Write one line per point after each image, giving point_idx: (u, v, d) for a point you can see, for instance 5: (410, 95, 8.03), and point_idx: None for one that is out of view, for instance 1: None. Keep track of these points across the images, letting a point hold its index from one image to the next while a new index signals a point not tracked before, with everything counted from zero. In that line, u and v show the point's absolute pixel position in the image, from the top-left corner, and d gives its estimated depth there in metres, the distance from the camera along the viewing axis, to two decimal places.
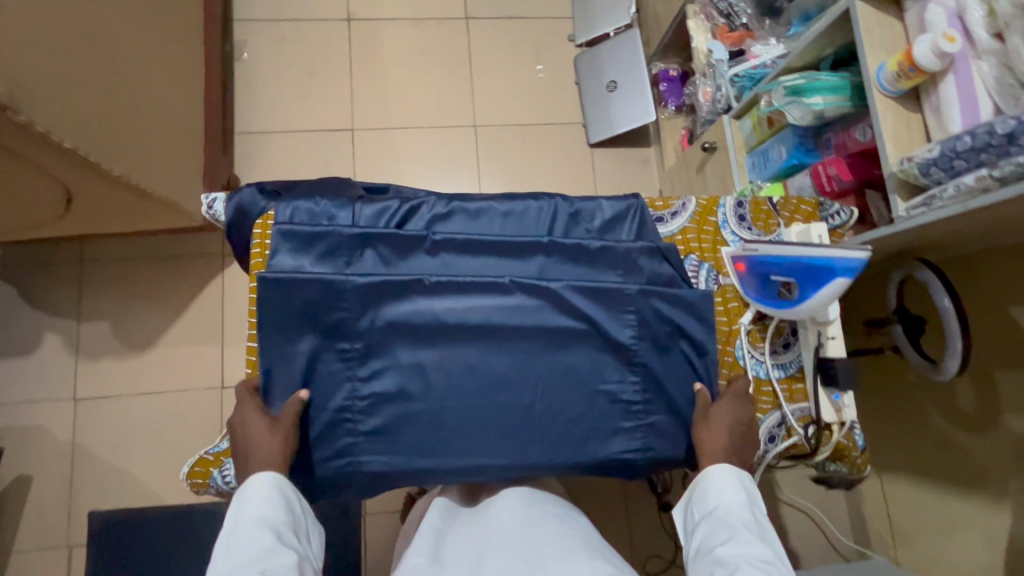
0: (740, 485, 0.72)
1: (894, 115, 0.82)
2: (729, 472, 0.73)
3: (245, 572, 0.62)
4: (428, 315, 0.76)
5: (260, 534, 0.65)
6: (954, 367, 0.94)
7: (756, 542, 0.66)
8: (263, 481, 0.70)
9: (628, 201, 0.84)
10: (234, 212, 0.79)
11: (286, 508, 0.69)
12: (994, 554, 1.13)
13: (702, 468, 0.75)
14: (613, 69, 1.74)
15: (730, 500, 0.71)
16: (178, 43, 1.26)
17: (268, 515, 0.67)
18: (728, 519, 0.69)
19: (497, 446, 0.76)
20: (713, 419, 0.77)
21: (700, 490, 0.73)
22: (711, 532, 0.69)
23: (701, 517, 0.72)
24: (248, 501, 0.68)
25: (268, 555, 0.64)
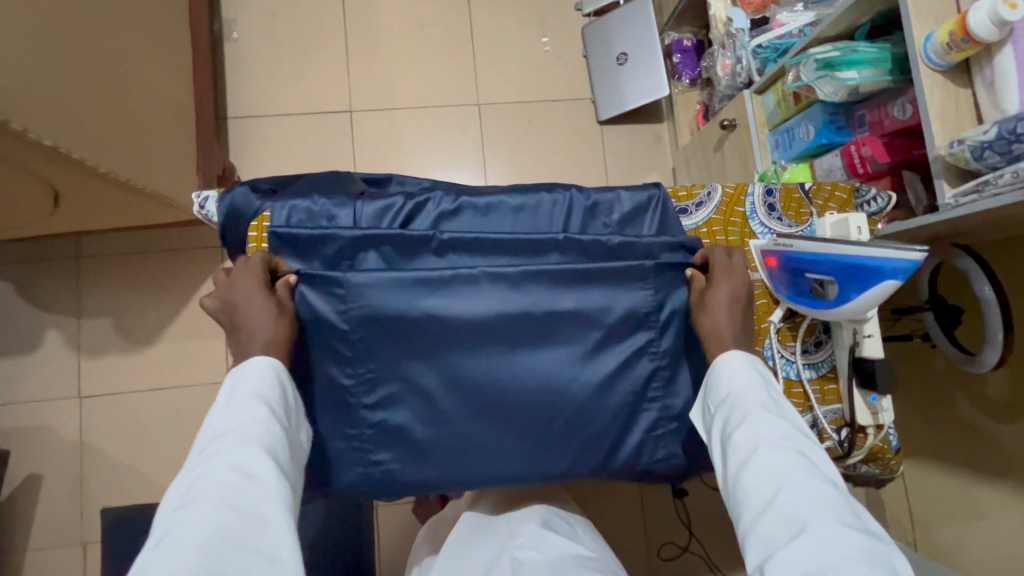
0: (749, 363, 0.68)
1: (942, 91, 0.75)
2: (737, 356, 0.69)
3: (235, 442, 0.57)
4: (440, 319, 0.71)
5: (253, 408, 0.60)
6: (993, 359, 0.89)
7: (776, 418, 0.62)
8: (256, 372, 0.64)
9: (649, 191, 0.78)
10: (226, 213, 0.74)
11: (282, 387, 0.64)
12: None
13: (712, 358, 0.71)
14: (623, 40, 1.63)
15: (745, 380, 0.67)
16: (162, 25, 1.19)
17: (266, 392, 0.62)
18: (744, 399, 0.65)
19: (509, 457, 0.72)
20: (711, 300, 0.72)
21: (714, 374, 0.69)
22: (730, 416, 0.65)
23: (716, 403, 0.68)
24: (246, 379, 0.63)
25: (262, 428, 0.59)
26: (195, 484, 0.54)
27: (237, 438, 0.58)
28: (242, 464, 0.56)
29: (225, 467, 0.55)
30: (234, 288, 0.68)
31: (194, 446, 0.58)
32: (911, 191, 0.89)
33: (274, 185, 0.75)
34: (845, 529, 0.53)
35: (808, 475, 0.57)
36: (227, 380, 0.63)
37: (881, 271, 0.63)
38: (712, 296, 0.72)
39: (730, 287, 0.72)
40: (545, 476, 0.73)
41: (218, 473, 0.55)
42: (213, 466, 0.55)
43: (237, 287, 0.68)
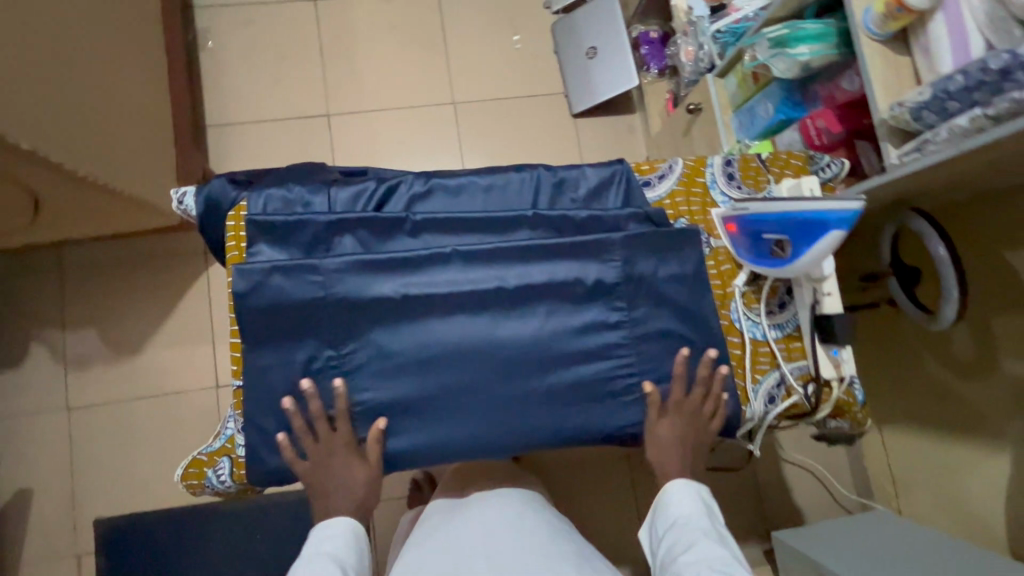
0: (695, 493, 0.78)
1: (882, 60, 0.79)
2: (684, 484, 0.79)
3: None
4: (417, 297, 0.74)
5: (329, 567, 0.70)
6: (951, 315, 0.93)
7: (717, 544, 0.71)
8: (337, 531, 0.75)
9: (613, 167, 0.81)
10: (204, 205, 0.76)
11: (360, 550, 0.75)
12: (1003, 497, 1.15)
13: (661, 484, 0.80)
14: (592, 34, 1.68)
15: (690, 510, 0.76)
16: (135, 33, 1.20)
17: (343, 556, 0.73)
18: (691, 527, 0.74)
19: (487, 428, 0.75)
20: (659, 437, 0.77)
21: (660, 505, 0.79)
22: (677, 542, 0.74)
23: (665, 530, 0.77)
24: (327, 538, 0.74)
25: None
26: None
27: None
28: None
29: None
30: (328, 451, 0.73)
31: None
32: (865, 158, 0.94)
33: (250, 176, 0.77)
34: None
35: None
36: (311, 535, 0.74)
37: (826, 224, 0.67)
38: (660, 433, 0.77)
39: (677, 425, 0.77)
40: (524, 443, 0.76)
41: None
42: None
43: (333, 450, 0.74)
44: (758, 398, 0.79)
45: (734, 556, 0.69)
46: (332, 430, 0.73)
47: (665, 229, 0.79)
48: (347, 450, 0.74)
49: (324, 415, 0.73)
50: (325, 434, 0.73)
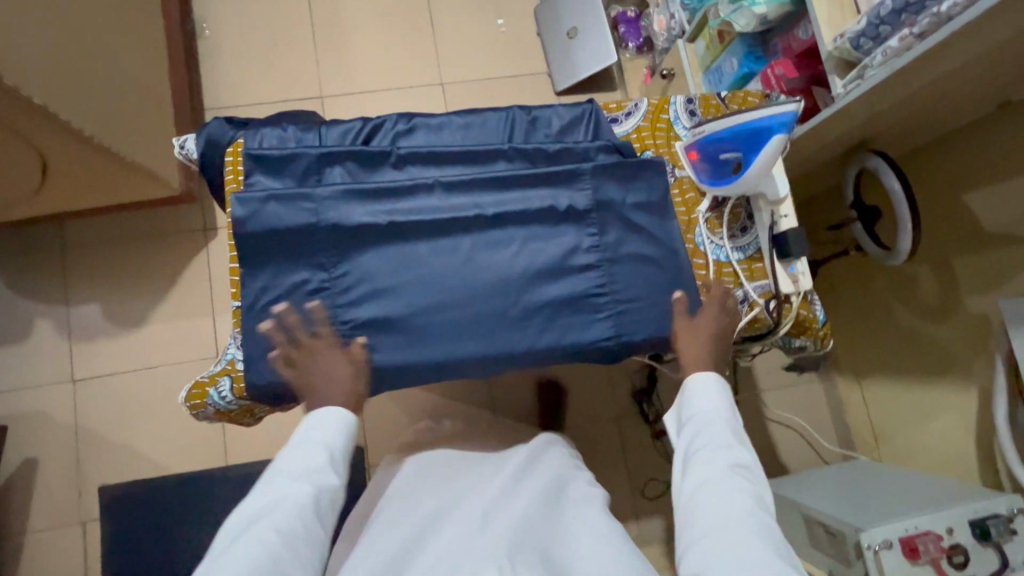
0: (723, 390, 0.80)
1: (827, 0, 0.86)
2: (713, 379, 0.80)
3: (300, 477, 0.73)
4: (403, 222, 0.80)
5: (313, 455, 0.75)
6: (907, 246, 1.00)
7: (740, 447, 0.74)
8: (326, 419, 0.78)
9: (583, 106, 0.88)
10: (204, 143, 0.82)
11: (349, 436, 0.79)
12: (977, 430, 1.19)
13: (689, 375, 0.82)
14: (572, 15, 1.76)
15: (715, 406, 0.78)
16: (134, 10, 1.27)
17: (331, 442, 0.77)
18: (714, 424, 0.76)
19: (470, 343, 0.80)
20: (698, 323, 0.82)
21: (689, 394, 0.81)
22: (698, 435, 0.77)
23: (688, 419, 0.79)
24: (314, 425, 0.77)
25: (319, 473, 0.74)
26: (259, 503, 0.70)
27: (293, 476, 0.73)
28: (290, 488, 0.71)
29: (278, 491, 0.71)
30: (326, 352, 0.77)
31: (268, 470, 0.75)
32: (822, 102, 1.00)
33: (246, 118, 0.83)
34: (764, 544, 0.64)
35: (749, 498, 0.69)
36: (304, 420, 0.78)
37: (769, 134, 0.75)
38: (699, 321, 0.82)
39: (715, 317, 0.82)
40: (506, 358, 0.81)
41: (280, 496, 0.71)
42: (279, 492, 0.71)
43: (333, 352, 0.78)
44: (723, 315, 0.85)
45: (751, 462, 0.74)
46: (321, 334, 0.78)
47: (631, 158, 0.85)
48: (334, 350, 0.78)
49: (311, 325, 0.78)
50: (314, 340, 0.77)
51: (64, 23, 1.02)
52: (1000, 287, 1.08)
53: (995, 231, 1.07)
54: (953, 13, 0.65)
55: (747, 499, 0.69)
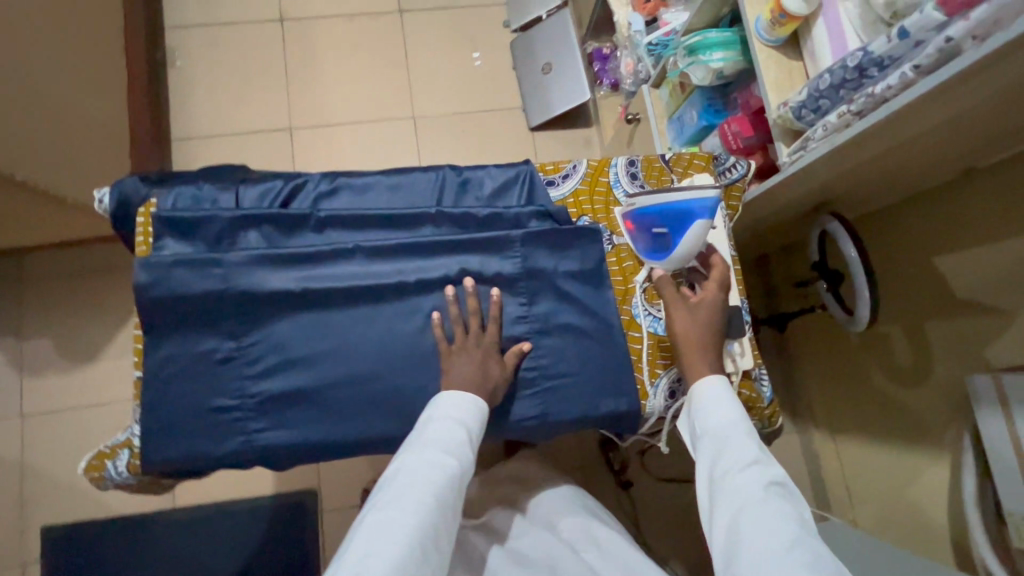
0: (734, 398, 0.70)
1: (776, 64, 0.82)
2: (718, 382, 0.71)
3: (434, 455, 0.65)
4: (318, 291, 0.76)
5: (456, 431, 0.68)
6: (866, 315, 0.96)
7: (768, 461, 0.62)
8: (457, 399, 0.71)
9: (518, 168, 0.84)
10: (116, 201, 0.78)
11: (484, 421, 0.72)
12: (949, 504, 1.12)
13: (695, 382, 0.73)
14: (547, 52, 1.75)
15: (727, 411, 0.68)
16: (83, 44, 1.25)
17: (467, 420, 0.69)
18: (732, 432, 0.66)
19: (387, 421, 0.76)
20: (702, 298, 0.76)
21: (698, 406, 0.71)
22: (716, 450, 0.66)
23: (702, 430, 0.69)
24: (450, 404, 0.70)
25: (457, 450, 0.66)
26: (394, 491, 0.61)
27: (443, 449, 0.66)
28: (440, 460, 0.64)
29: (427, 461, 0.64)
30: (470, 348, 0.75)
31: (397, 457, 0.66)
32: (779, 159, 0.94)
33: (162, 175, 0.80)
34: None
35: (792, 523, 0.56)
36: (431, 403, 0.71)
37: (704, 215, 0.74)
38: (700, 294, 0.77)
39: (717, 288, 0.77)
40: None
41: (414, 474, 0.63)
42: (417, 470, 0.63)
43: (451, 352, 0.75)
44: (658, 394, 0.80)
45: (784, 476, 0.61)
46: (482, 331, 0.76)
47: (564, 225, 0.81)
48: (491, 349, 0.75)
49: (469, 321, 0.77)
50: (462, 336, 0.75)
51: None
52: (971, 357, 1.01)
53: (963, 298, 1.01)
54: (888, 95, 0.62)
55: (792, 526, 0.55)
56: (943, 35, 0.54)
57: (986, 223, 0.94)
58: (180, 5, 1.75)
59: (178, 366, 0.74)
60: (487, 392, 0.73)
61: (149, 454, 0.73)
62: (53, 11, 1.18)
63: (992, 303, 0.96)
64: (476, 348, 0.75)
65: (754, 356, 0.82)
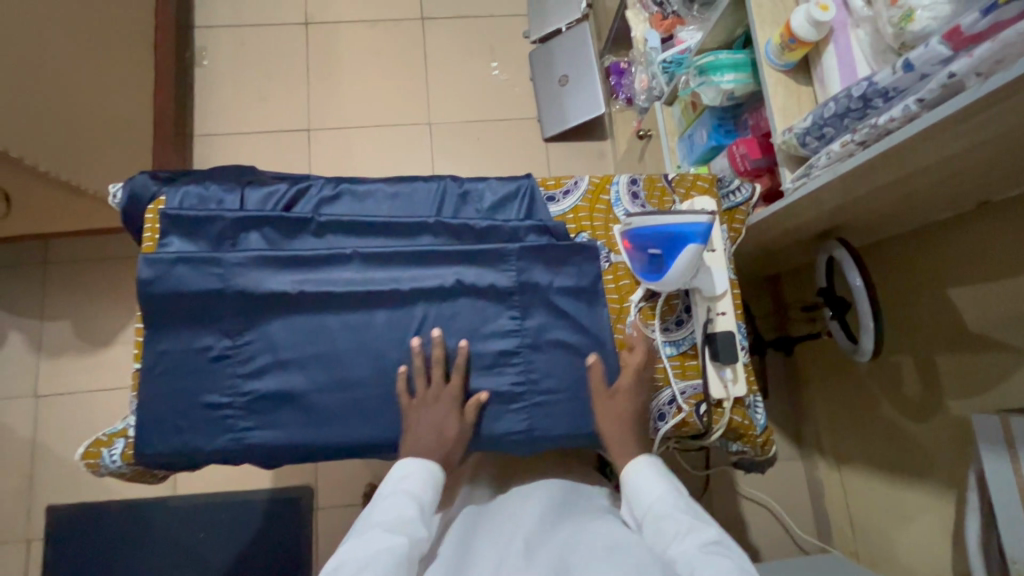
0: (663, 472, 0.73)
1: (785, 88, 0.81)
2: (648, 462, 0.74)
3: (382, 531, 0.65)
4: (315, 295, 0.77)
5: (405, 507, 0.68)
6: (870, 345, 0.94)
7: (701, 525, 0.65)
8: (409, 470, 0.72)
9: (519, 181, 0.84)
10: (128, 197, 0.81)
11: (436, 494, 0.72)
12: (953, 546, 1.08)
13: (624, 466, 0.75)
14: (565, 64, 1.76)
15: (659, 491, 0.70)
16: (115, 41, 1.30)
17: (417, 494, 0.70)
18: (668, 509, 0.68)
19: (375, 427, 0.76)
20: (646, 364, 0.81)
21: (630, 490, 0.73)
22: (659, 527, 0.66)
23: (642, 514, 0.70)
24: (398, 479, 0.71)
25: (406, 526, 0.66)
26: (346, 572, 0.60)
27: (389, 527, 0.66)
28: (386, 540, 0.63)
29: (372, 543, 0.63)
30: (430, 404, 0.75)
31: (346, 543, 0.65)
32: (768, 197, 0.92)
33: (172, 174, 0.82)
34: None
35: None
36: (384, 479, 0.73)
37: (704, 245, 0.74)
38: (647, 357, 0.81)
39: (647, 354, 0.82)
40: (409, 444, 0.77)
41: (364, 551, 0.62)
42: (366, 548, 0.63)
43: (413, 406, 0.75)
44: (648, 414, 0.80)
45: (722, 538, 0.64)
46: (444, 383, 0.76)
47: (561, 240, 0.81)
48: (453, 403, 0.76)
49: (432, 371, 0.77)
50: (422, 390, 0.75)
51: (6, 60, 1.05)
52: (980, 394, 0.98)
53: (976, 334, 0.98)
54: (892, 127, 0.61)
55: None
56: (947, 70, 0.53)
57: (1000, 258, 0.91)
58: (209, 6, 1.80)
59: (176, 360, 0.75)
60: (443, 454, 0.74)
61: (143, 445, 0.75)
62: (89, 10, 1.22)
63: (1004, 341, 0.93)
64: (438, 401, 0.75)
65: (747, 382, 0.81)
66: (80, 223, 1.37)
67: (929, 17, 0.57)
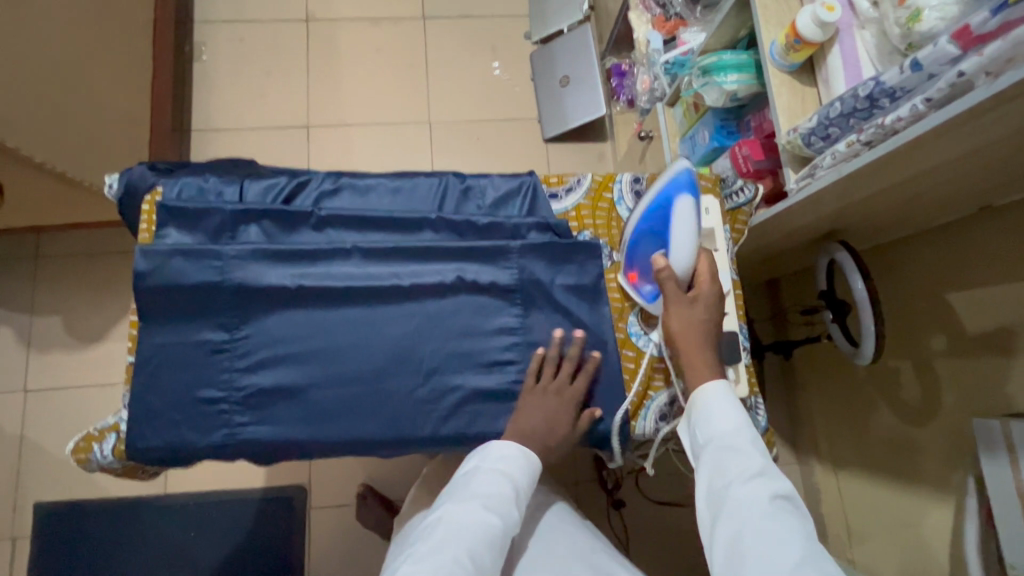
0: (739, 404, 0.68)
1: (789, 89, 0.81)
2: (723, 393, 0.69)
3: (476, 506, 0.69)
4: (314, 290, 0.76)
5: (502, 484, 0.71)
6: (870, 349, 0.94)
7: (774, 472, 0.62)
8: (509, 451, 0.74)
9: (522, 178, 0.84)
10: (124, 188, 0.80)
11: (535, 482, 0.75)
12: (950, 551, 1.07)
13: (699, 392, 0.70)
14: (566, 65, 1.76)
15: (733, 422, 0.66)
16: (112, 33, 1.29)
17: (515, 474, 0.73)
18: (737, 444, 0.64)
19: (373, 425, 0.75)
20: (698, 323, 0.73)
21: (702, 412, 0.69)
22: (720, 460, 0.64)
23: (707, 441, 0.67)
24: (496, 456, 0.74)
25: (502, 505, 0.70)
26: (437, 537, 0.66)
27: (487, 503, 0.69)
28: (484, 519, 0.67)
29: (472, 518, 0.68)
30: (546, 395, 0.76)
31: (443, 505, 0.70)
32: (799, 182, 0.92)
33: (169, 164, 0.81)
34: None
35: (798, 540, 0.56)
36: (485, 447, 0.75)
37: (672, 186, 0.72)
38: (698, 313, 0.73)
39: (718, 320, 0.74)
40: (407, 442, 0.76)
41: (456, 523, 0.67)
42: (460, 520, 0.67)
43: (533, 392, 0.76)
44: (648, 415, 0.79)
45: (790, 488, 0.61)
46: (566, 381, 0.77)
47: (563, 238, 0.81)
48: (568, 401, 0.76)
49: (561, 365, 0.77)
50: (546, 380, 0.76)
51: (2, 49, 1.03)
52: (981, 399, 0.98)
53: (977, 338, 0.98)
54: (899, 127, 0.60)
55: (799, 543, 0.55)
56: (955, 70, 0.52)
57: (1001, 263, 0.92)
58: (209, 1, 1.79)
59: (171, 354, 0.74)
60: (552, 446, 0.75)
61: (136, 440, 0.73)
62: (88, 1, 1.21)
63: (1004, 345, 0.93)
64: (554, 394, 0.76)
65: (748, 384, 0.80)
66: (75, 216, 1.35)
67: (938, 18, 0.57)
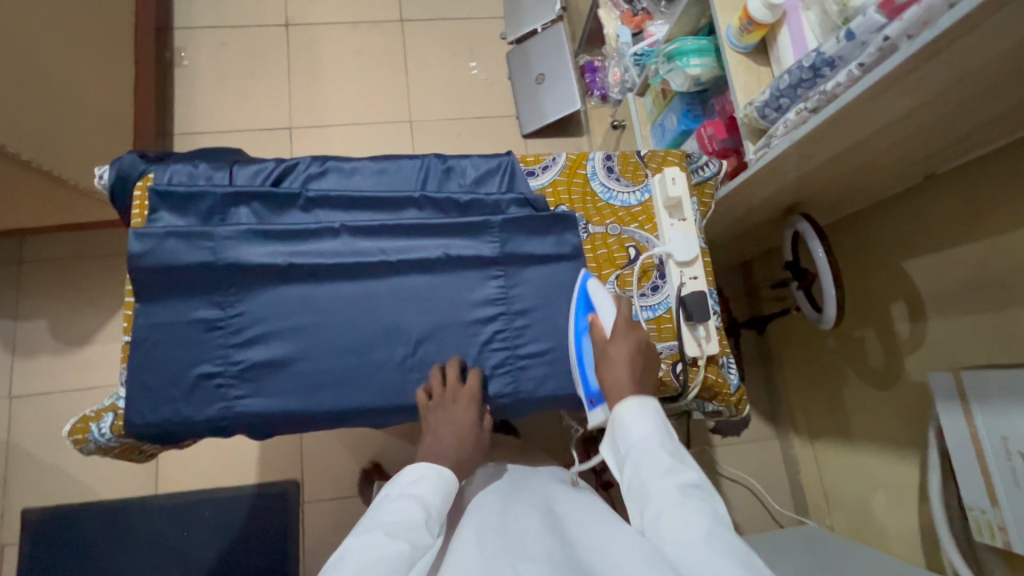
0: (653, 413, 0.71)
1: (746, 69, 0.88)
2: (640, 402, 0.72)
3: (381, 534, 0.63)
4: (305, 268, 0.79)
5: (410, 508, 0.67)
6: (834, 312, 1.00)
7: (681, 468, 0.66)
8: (420, 475, 0.73)
9: (499, 158, 0.88)
10: (115, 176, 0.82)
11: (446, 502, 0.72)
12: (920, 507, 1.13)
13: (614, 407, 0.73)
14: (541, 63, 1.82)
15: (647, 430, 0.70)
16: (91, 35, 1.30)
17: (424, 497, 0.70)
18: (649, 449, 0.68)
19: (365, 394, 0.79)
20: (610, 355, 0.74)
21: (618, 424, 0.72)
22: (638, 464, 0.68)
23: (626, 452, 0.70)
24: (406, 483, 0.72)
25: (412, 530, 0.64)
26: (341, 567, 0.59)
27: (391, 530, 0.63)
28: (390, 548, 0.60)
29: (375, 545, 0.61)
30: (448, 404, 0.77)
31: (344, 545, 0.63)
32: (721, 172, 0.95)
33: (160, 153, 0.84)
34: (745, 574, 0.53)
35: (706, 518, 0.60)
36: (393, 481, 0.73)
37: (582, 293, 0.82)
38: (612, 351, 0.75)
39: (630, 342, 0.74)
40: (398, 409, 0.80)
41: (361, 551, 0.60)
42: (364, 548, 0.61)
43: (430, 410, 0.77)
44: None
45: (700, 478, 0.66)
46: (459, 384, 0.78)
47: (542, 211, 0.85)
48: (469, 404, 0.77)
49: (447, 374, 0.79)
50: (438, 391, 0.77)
51: None
52: (941, 358, 1.03)
53: (931, 299, 1.04)
54: (838, 92, 0.67)
55: (706, 520, 0.59)
56: (882, 34, 0.59)
57: (945, 229, 0.99)
58: (189, 9, 1.82)
59: (167, 332, 0.77)
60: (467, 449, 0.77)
61: (133, 416, 0.75)
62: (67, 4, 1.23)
63: (957, 304, 0.99)
64: (455, 401, 0.77)
65: (720, 342, 0.86)
66: (60, 217, 1.36)
67: None
